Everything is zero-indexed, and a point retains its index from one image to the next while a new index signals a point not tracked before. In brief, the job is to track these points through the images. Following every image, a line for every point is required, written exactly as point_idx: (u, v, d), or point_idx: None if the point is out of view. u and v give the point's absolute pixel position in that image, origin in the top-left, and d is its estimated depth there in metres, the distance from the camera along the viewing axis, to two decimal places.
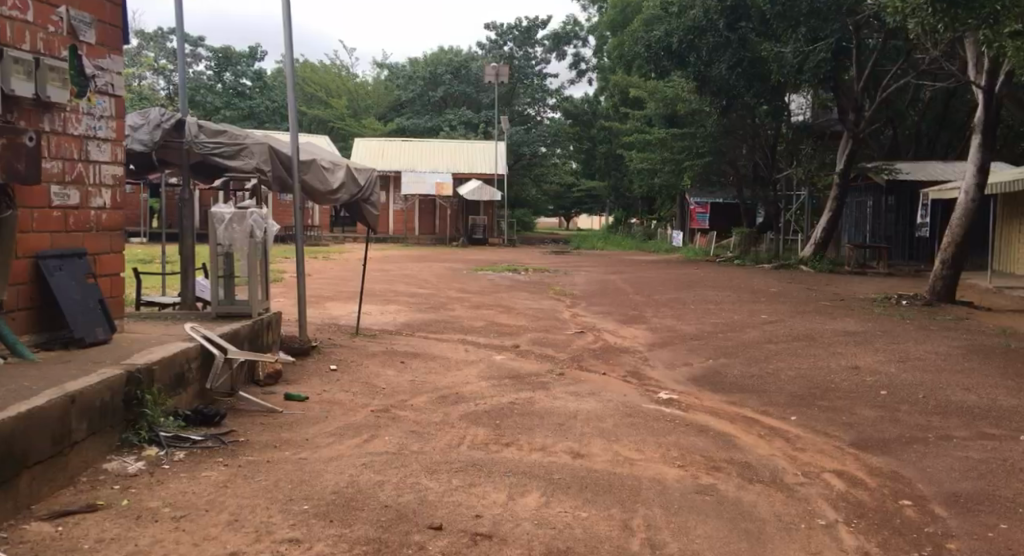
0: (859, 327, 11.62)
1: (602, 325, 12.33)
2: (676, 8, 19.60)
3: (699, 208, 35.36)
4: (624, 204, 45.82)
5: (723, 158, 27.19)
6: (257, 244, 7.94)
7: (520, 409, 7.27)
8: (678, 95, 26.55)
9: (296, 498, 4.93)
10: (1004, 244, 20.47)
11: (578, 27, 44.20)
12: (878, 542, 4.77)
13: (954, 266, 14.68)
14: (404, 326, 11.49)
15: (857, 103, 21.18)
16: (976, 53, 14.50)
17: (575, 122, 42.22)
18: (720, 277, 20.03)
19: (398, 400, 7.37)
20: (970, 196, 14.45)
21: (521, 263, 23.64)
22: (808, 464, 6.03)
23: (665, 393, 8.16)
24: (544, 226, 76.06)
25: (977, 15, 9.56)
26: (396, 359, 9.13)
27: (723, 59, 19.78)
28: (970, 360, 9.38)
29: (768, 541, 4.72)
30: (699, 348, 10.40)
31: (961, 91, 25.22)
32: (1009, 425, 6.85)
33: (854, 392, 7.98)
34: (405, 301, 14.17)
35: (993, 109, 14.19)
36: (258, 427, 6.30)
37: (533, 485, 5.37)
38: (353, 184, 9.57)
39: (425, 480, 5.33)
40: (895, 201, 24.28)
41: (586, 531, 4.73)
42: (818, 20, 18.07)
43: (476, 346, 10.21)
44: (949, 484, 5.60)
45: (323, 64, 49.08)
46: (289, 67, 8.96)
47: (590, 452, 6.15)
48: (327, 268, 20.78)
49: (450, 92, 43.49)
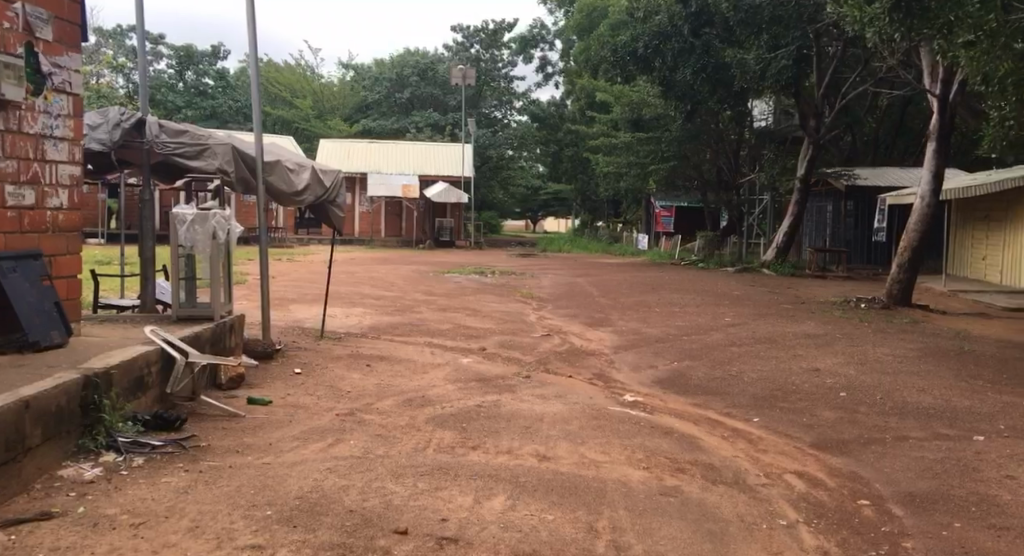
0: (819, 330, 11.79)
1: (569, 328, 12.40)
2: (642, 14, 19.66)
3: (664, 212, 35.24)
4: (590, 207, 45.42)
5: (690, 163, 27.18)
6: (220, 246, 7.86)
7: (486, 412, 7.29)
8: (644, 100, 26.85)
9: (258, 503, 4.89)
10: (963, 247, 20.78)
11: (545, 31, 44.31)
12: (837, 542, 4.85)
13: (910, 269, 14.89)
14: (369, 329, 11.44)
15: (817, 109, 21.40)
16: (931, 62, 14.77)
17: (542, 126, 42.55)
18: (683, 280, 20.17)
19: (364, 403, 7.34)
20: (925, 202, 14.72)
21: (488, 266, 23.80)
22: (770, 466, 6.12)
23: (630, 395, 8.24)
24: (512, 231, 75.63)
25: (933, 25, 9.80)
26: (360, 362, 9.08)
27: (687, 64, 19.75)
28: (925, 362, 9.54)
29: (731, 542, 4.78)
30: (664, 351, 10.51)
31: (918, 99, 25.70)
32: (963, 426, 7.00)
33: (814, 394, 8.10)
34: (370, 304, 14.06)
35: (947, 118, 14.46)
36: (220, 432, 6.23)
37: (499, 488, 5.39)
38: (319, 186, 9.45)
39: (391, 484, 5.32)
40: (854, 206, 24.71)
41: (553, 534, 4.76)
42: (779, 27, 18.27)
43: (443, 349, 10.21)
44: (906, 483, 5.72)
45: (288, 64, 48.91)
46: (253, 66, 8.74)
47: (556, 454, 6.18)
48: (291, 270, 20.63)
49: (417, 94, 43.27)
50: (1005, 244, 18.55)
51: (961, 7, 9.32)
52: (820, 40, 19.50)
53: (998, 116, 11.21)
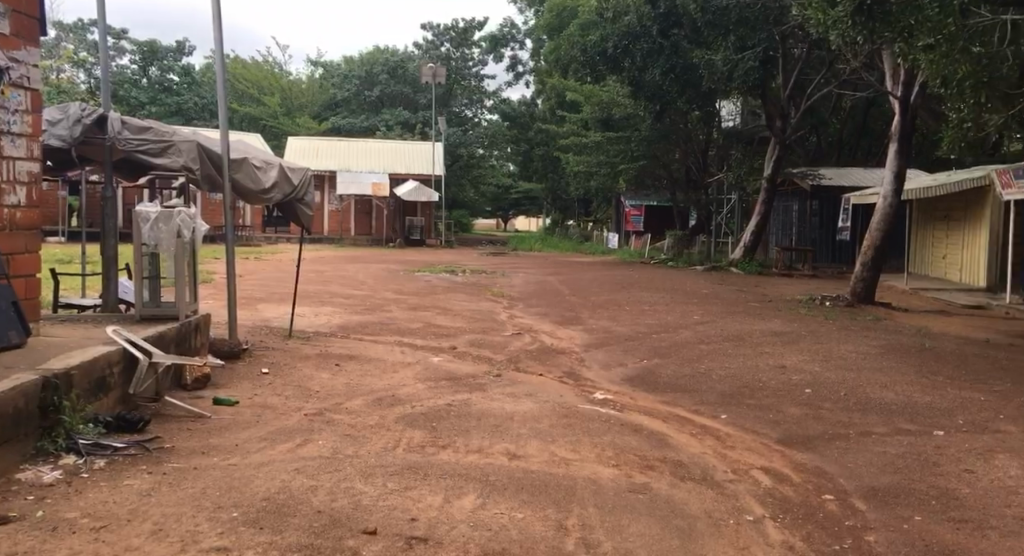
0: (785, 328, 11.96)
1: (539, 326, 12.45)
2: (611, 14, 19.60)
3: (634, 211, 35.44)
4: (561, 205, 45.54)
5: (658, 163, 27.51)
6: (184, 245, 7.88)
7: (457, 410, 7.31)
8: (614, 100, 27.04)
9: (224, 505, 4.88)
10: (924, 246, 21.14)
11: (515, 30, 44.27)
12: (801, 536, 4.94)
13: (873, 268, 15.15)
14: (338, 328, 11.40)
15: (783, 110, 21.62)
16: (892, 65, 14.97)
17: (513, 125, 42.44)
18: (652, 278, 20.34)
19: (333, 403, 7.33)
20: (887, 202, 14.97)
21: (458, 265, 23.79)
22: (737, 462, 6.22)
23: (600, 393, 8.31)
24: (483, 230, 75.63)
25: (894, 28, 9.86)
26: (330, 361, 9.05)
27: (656, 64, 19.98)
28: (887, 359, 9.72)
29: (698, 538, 4.85)
30: (633, 349, 10.60)
31: (881, 100, 26.11)
32: (923, 420, 7.15)
33: (780, 391, 8.23)
34: (340, 303, 14.01)
35: (908, 120, 14.72)
36: (184, 433, 6.19)
37: (469, 487, 5.42)
38: (287, 184, 9.42)
39: (360, 484, 5.33)
40: (819, 206, 25.03)
41: (522, 532, 4.80)
42: (746, 30, 18.34)
43: (413, 348, 10.21)
44: (869, 477, 5.84)
45: (255, 61, 48.50)
46: (219, 62, 8.67)
47: (526, 453, 6.22)
48: (259, 269, 20.50)
49: (387, 92, 43.11)
50: (964, 244, 18.88)
51: (922, 11, 9.43)
52: (786, 42, 19.75)
53: (957, 117, 11.40)
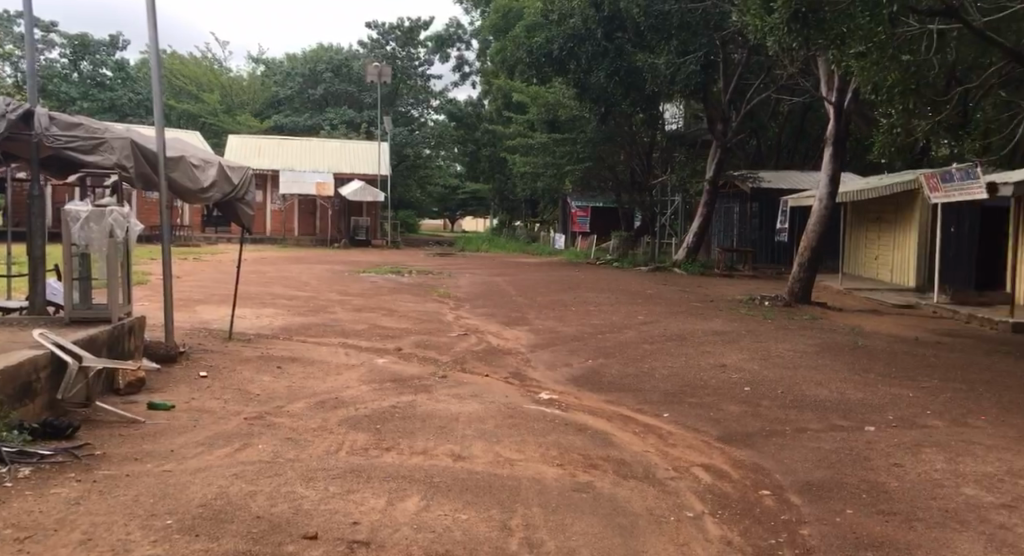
0: (726, 327, 12.18)
1: (485, 327, 12.47)
2: (557, 15, 19.81)
3: (581, 212, 35.68)
4: (508, 206, 45.63)
5: (604, 164, 27.74)
6: (116, 245, 7.70)
7: (401, 412, 7.29)
8: (560, 101, 27.15)
9: (159, 513, 4.80)
10: (857, 248, 21.71)
11: (461, 30, 44.22)
12: (739, 531, 5.05)
13: (810, 268, 15.51)
14: (281, 330, 11.26)
15: (723, 113, 22.08)
16: (827, 71, 15.36)
17: (459, 125, 42.11)
18: (597, 279, 20.52)
19: (275, 406, 7.25)
20: (823, 204, 15.34)
21: (403, 265, 23.66)
22: (679, 459, 6.32)
23: (545, 393, 8.35)
24: (430, 230, 75.40)
25: (829, 35, 9.83)
26: (271, 364, 8.93)
27: (601, 67, 20.00)
28: (823, 357, 9.97)
29: (639, 535, 4.92)
30: (579, 349, 10.68)
31: (817, 106, 26.78)
32: (856, 416, 7.35)
33: (720, 389, 8.38)
34: (283, 305, 13.83)
35: (842, 125, 15.10)
36: (117, 439, 6.06)
37: (413, 489, 5.41)
38: (227, 183, 9.28)
39: (301, 489, 5.28)
40: (759, 208, 25.54)
41: (466, 533, 4.81)
42: (688, 34, 19.22)
43: (357, 350, 10.15)
44: (803, 473, 5.99)
45: (192, 57, 47.63)
46: (154, 58, 8.50)
47: (471, 454, 6.23)
48: (200, 270, 20.14)
49: (331, 91, 42.65)
50: (895, 245, 19.43)
51: (853, 19, 9.63)
52: (727, 47, 20.24)
53: (886, 123, 11.96)
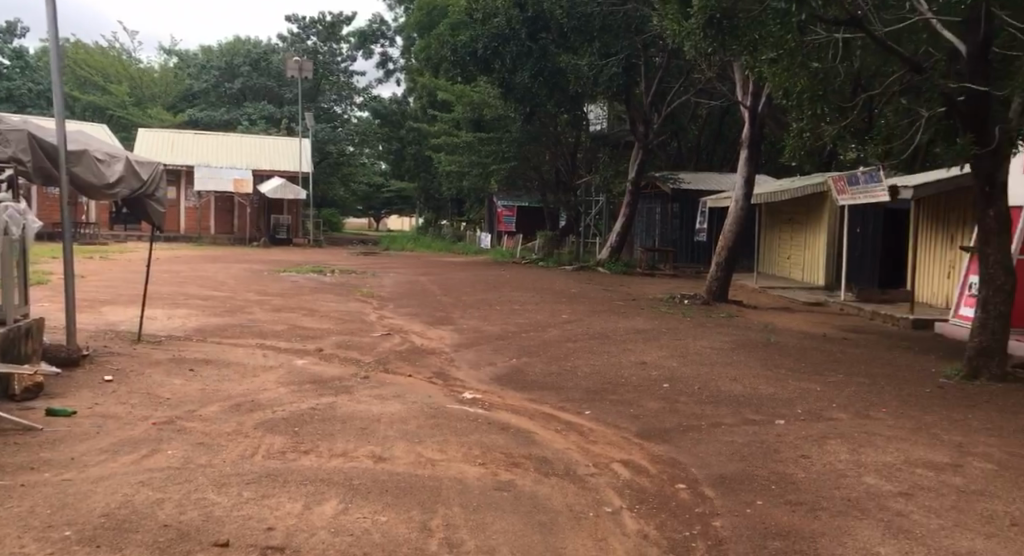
0: (647, 326, 12.35)
1: (409, 327, 12.36)
2: (480, 15, 19.55)
3: (506, 212, 35.76)
4: (434, 205, 45.42)
5: (529, 164, 27.79)
6: (10, 240, 7.51)
7: (320, 414, 7.15)
8: (484, 100, 26.99)
9: (56, 524, 4.59)
10: (771, 248, 22.28)
11: (385, 27, 43.86)
12: (655, 525, 5.10)
13: (726, 268, 15.84)
14: (194, 331, 10.94)
15: (645, 116, 22.41)
16: (742, 76, 15.73)
17: (383, 123, 41.68)
18: (521, 279, 20.58)
19: (185, 410, 7.02)
20: (739, 206, 15.70)
21: (326, 265, 23.28)
22: (599, 455, 6.37)
23: (468, 393, 8.31)
24: (354, 229, 74.53)
25: (741, 42, 10.44)
26: (183, 367, 8.66)
27: (525, 66, 19.98)
28: (740, 353, 10.20)
29: (558, 532, 4.93)
30: (502, 348, 10.67)
31: (734, 110, 27.65)
32: (769, 411, 7.53)
33: (640, 386, 8.49)
34: (197, 305, 13.45)
35: (757, 129, 15.46)
36: (10, 448, 5.78)
37: (331, 492, 5.31)
38: (135, 179, 8.96)
39: (213, 495, 5.12)
40: (679, 208, 26.00)
41: (385, 536, 4.74)
42: (610, 37, 19.71)
43: (276, 351, 9.93)
44: (717, 466, 6.10)
45: (98, 47, 46.15)
46: (54, 48, 8.15)
47: (392, 455, 6.15)
48: (108, 269, 19.44)
49: (249, 85, 41.80)
50: (806, 245, 20.02)
51: (765, 26, 10.00)
52: (648, 51, 20.59)
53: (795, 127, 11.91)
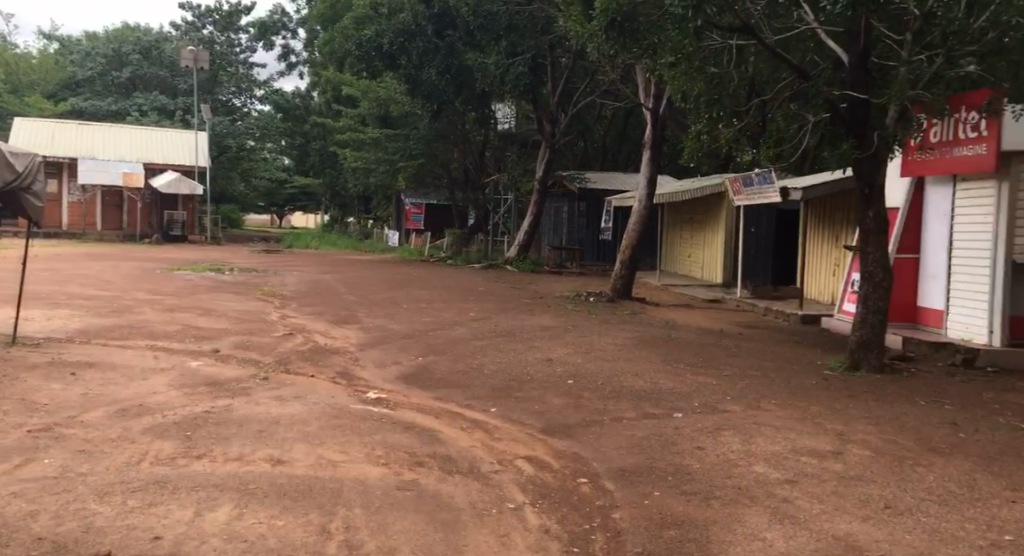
0: (553, 323, 12.40)
1: (311, 326, 12.05)
2: (385, 10, 19.43)
3: (414, 209, 35.48)
4: (340, 203, 44.76)
5: (437, 162, 27.52)
6: None
7: (215, 417, 6.87)
8: (391, 97, 26.81)
9: None
10: (673, 247, 22.77)
11: (287, 18, 42.99)
12: (557, 519, 5.08)
13: (630, 267, 16.09)
14: (78, 333, 10.38)
15: (552, 116, 22.55)
16: (644, 79, 16.02)
17: (287, 117, 41.46)
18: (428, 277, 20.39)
19: (65, 417, 6.63)
20: (642, 205, 15.96)
21: (224, 265, 21.73)
22: (503, 452, 6.32)
23: (372, 393, 8.13)
24: (257, 226, 72.69)
25: (642, 46, 10.69)
26: (64, 371, 8.19)
27: (432, 64, 19.86)
28: (642, 349, 10.34)
29: (460, 530, 4.85)
30: (407, 347, 10.52)
31: (637, 112, 28.14)
32: (669, 405, 7.64)
33: (545, 382, 8.49)
34: (82, 305, 12.78)
35: (658, 131, 15.71)
36: None
37: (225, 498, 5.08)
38: (8, 171, 8.41)
39: (94, 505, 4.83)
40: (586, 207, 26.38)
41: (281, 540, 4.56)
42: (517, 36, 19.58)
43: (169, 353, 9.52)
44: (618, 459, 6.13)
45: None
46: None
47: (291, 457, 5.95)
48: None
49: (138, 74, 39.93)
50: (706, 243, 20.53)
51: (663, 30, 10.34)
52: (553, 51, 20.58)
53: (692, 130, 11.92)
